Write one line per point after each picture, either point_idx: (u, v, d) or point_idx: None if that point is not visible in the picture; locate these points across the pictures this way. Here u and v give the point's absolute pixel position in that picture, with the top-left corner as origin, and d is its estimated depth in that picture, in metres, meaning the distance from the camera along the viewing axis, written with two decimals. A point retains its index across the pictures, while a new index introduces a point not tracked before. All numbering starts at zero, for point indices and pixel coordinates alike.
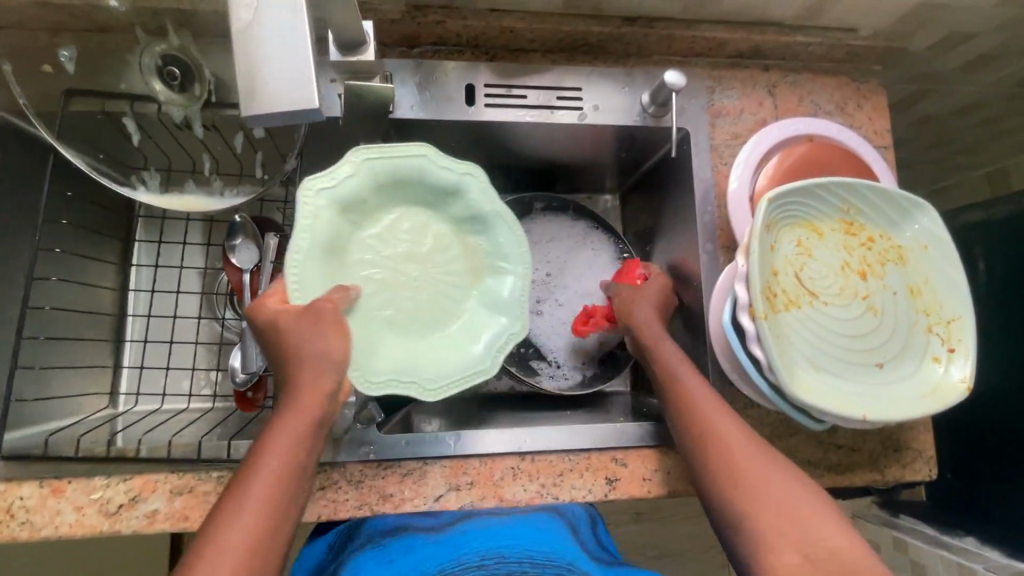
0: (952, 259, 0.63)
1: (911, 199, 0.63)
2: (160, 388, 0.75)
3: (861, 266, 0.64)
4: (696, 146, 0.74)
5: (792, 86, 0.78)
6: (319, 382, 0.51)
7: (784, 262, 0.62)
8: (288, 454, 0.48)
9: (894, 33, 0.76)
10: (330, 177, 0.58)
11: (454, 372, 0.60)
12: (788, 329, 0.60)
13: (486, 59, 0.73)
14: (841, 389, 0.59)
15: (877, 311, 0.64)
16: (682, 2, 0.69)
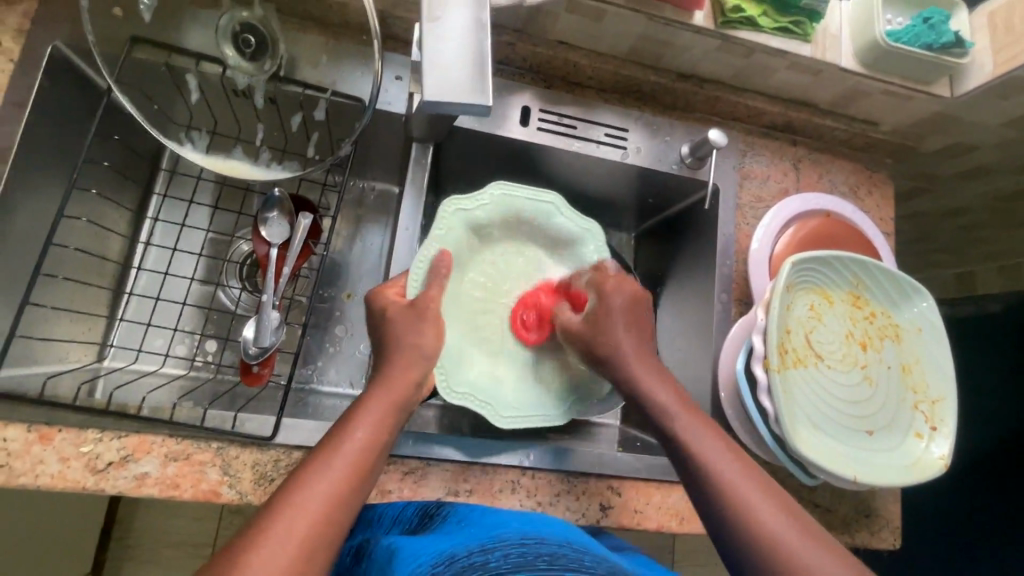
0: (942, 346, 0.69)
1: (914, 283, 0.69)
2: (159, 350, 0.73)
3: (863, 338, 0.69)
4: (724, 202, 0.79)
5: (814, 164, 0.84)
6: (407, 371, 0.55)
7: (797, 322, 0.66)
8: (374, 427, 0.51)
9: (909, 133, 0.84)
10: (470, 204, 0.69)
11: (528, 399, 0.68)
12: (795, 385, 0.64)
13: (544, 86, 0.77)
14: (835, 448, 0.63)
15: (872, 381, 0.68)
16: (734, 71, 0.74)
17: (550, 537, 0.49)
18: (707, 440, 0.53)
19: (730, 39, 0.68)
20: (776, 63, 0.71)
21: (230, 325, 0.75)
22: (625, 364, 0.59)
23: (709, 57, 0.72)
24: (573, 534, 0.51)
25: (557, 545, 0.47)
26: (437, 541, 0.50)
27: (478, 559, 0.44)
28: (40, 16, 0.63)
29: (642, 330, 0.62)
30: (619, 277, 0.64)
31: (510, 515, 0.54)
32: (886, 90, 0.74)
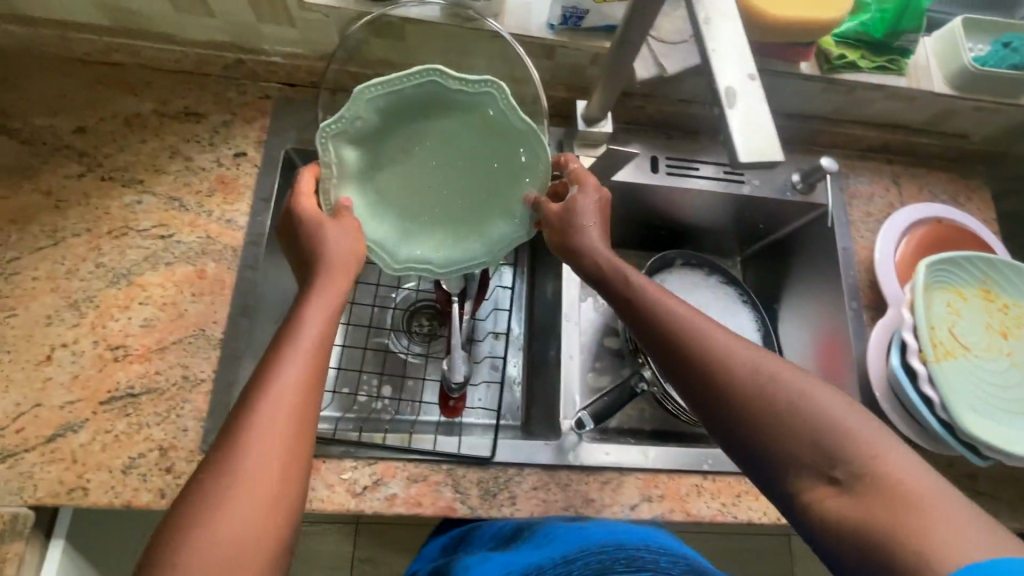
0: None
1: None
2: (353, 392, 0.85)
3: (1001, 327, 0.75)
4: (837, 221, 0.88)
5: (913, 178, 0.93)
6: (336, 283, 0.57)
7: (940, 318, 0.73)
8: (302, 356, 0.51)
9: (998, 141, 0.92)
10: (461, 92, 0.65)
11: (454, 255, 0.70)
12: (951, 374, 0.70)
13: (666, 137, 0.88)
14: (1003, 430, 0.68)
15: (1017, 367, 0.74)
16: (835, 105, 0.84)
17: (630, 542, 0.55)
18: (733, 357, 0.52)
19: (835, 81, 0.79)
20: (874, 95, 0.82)
21: (400, 366, 0.87)
22: (589, 263, 0.63)
23: (814, 98, 0.83)
24: (653, 539, 0.56)
25: (636, 549, 0.53)
26: (527, 553, 0.57)
27: (559, 566, 0.52)
28: (273, 128, 0.79)
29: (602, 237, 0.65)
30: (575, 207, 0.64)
31: (597, 527, 0.60)
32: (976, 107, 0.83)
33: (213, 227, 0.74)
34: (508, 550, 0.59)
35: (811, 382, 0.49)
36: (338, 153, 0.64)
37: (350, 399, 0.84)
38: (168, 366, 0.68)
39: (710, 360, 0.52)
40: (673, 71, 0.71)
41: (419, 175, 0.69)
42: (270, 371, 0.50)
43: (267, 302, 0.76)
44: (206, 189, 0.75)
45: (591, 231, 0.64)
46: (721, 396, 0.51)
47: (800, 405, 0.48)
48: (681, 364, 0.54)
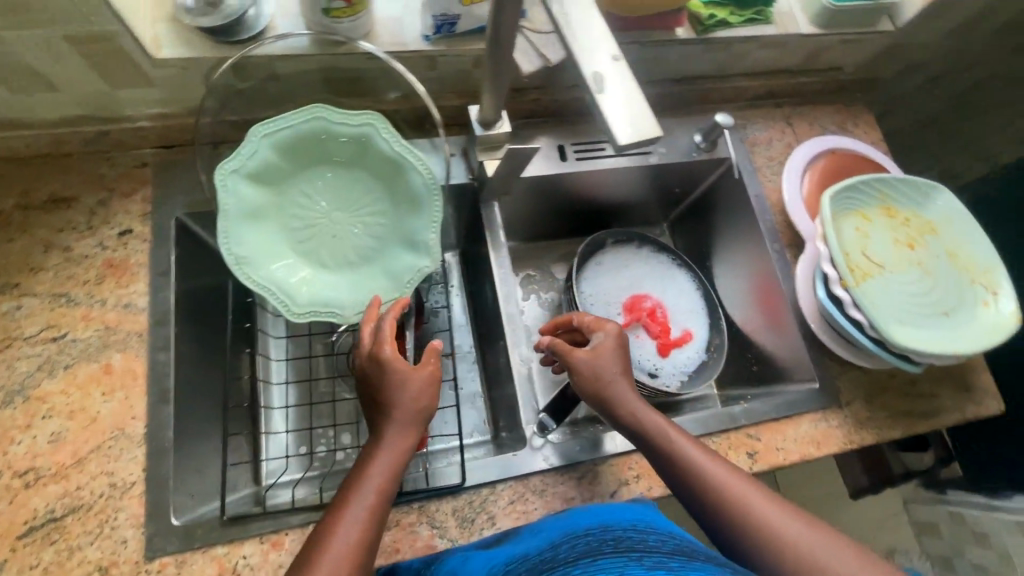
0: (976, 226, 0.80)
1: (928, 182, 0.81)
2: (302, 452, 0.80)
3: (908, 240, 0.80)
4: (743, 170, 0.92)
5: (802, 116, 0.98)
6: (399, 444, 0.59)
7: (852, 244, 0.77)
8: (365, 517, 0.54)
9: (867, 69, 0.98)
10: (339, 118, 0.69)
11: (360, 288, 0.75)
12: (874, 294, 0.74)
13: (566, 123, 0.89)
14: (931, 334, 0.72)
15: (931, 273, 0.78)
16: (717, 64, 0.87)
17: (616, 525, 0.55)
18: (751, 501, 0.59)
19: (711, 40, 0.81)
20: (750, 47, 0.85)
21: (355, 411, 0.83)
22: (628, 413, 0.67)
23: (696, 59, 0.85)
24: (639, 518, 0.57)
25: (621, 530, 0.54)
26: (512, 548, 0.59)
27: (546, 557, 0.52)
28: (157, 197, 0.73)
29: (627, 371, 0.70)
30: (596, 353, 0.69)
31: (583, 511, 0.61)
32: (841, 40, 0.88)
33: (112, 316, 0.68)
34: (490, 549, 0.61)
35: (824, 535, 0.57)
36: (236, 192, 0.68)
37: (299, 460, 0.79)
38: (90, 478, 0.61)
39: (730, 503, 0.59)
40: (557, 60, 0.73)
41: (318, 242, 0.75)
42: (337, 511, 0.54)
43: (190, 381, 0.70)
44: (94, 277, 0.69)
45: (617, 383, 0.68)
46: (749, 547, 0.58)
47: (819, 562, 0.55)
48: (712, 521, 0.60)
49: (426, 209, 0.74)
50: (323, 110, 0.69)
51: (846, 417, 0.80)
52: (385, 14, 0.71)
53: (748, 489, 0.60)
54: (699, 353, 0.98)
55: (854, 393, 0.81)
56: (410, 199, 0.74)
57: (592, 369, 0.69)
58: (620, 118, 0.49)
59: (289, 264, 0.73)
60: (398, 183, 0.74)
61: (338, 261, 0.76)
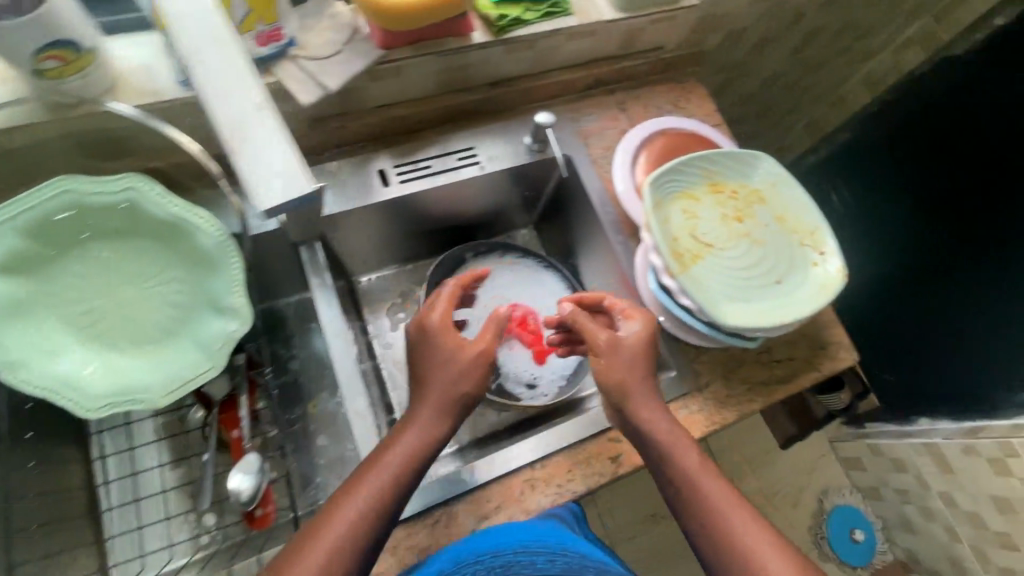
0: (797, 188, 0.81)
1: (747, 152, 0.81)
2: (157, 545, 0.75)
3: (736, 213, 0.80)
4: (579, 164, 0.89)
5: (635, 100, 0.96)
6: (417, 438, 0.65)
7: (680, 228, 0.76)
8: (348, 522, 0.58)
9: (690, 43, 0.97)
10: (98, 187, 0.64)
11: (169, 365, 0.67)
12: (703, 276, 0.73)
13: (386, 145, 0.84)
14: (761, 308, 0.73)
15: (760, 242, 0.79)
16: (529, 62, 0.84)
17: (509, 548, 0.58)
18: (714, 504, 0.63)
19: (510, 41, 0.77)
20: (557, 41, 0.82)
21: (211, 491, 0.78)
22: (638, 396, 0.68)
23: (504, 61, 0.81)
24: (543, 535, 0.60)
25: (513, 556, 0.56)
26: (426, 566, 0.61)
27: None
28: None
29: (640, 363, 0.70)
30: (638, 343, 0.70)
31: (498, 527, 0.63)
32: (650, 21, 0.86)
33: None
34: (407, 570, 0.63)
35: (766, 537, 0.61)
36: None
37: (154, 554, 0.74)
38: None
39: (703, 502, 0.64)
40: (339, 87, 0.68)
41: (108, 325, 0.67)
42: (329, 511, 0.59)
43: None
44: None
45: (636, 384, 0.69)
46: (711, 533, 0.62)
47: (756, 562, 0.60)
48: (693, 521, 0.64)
49: (225, 265, 0.67)
50: (74, 180, 0.63)
51: (707, 399, 0.79)
52: (131, 63, 0.65)
53: (729, 492, 0.64)
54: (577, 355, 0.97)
55: (712, 373, 0.81)
56: (202, 259, 0.68)
57: (611, 351, 0.70)
58: (269, 178, 0.50)
59: (71, 355, 0.64)
60: (188, 242, 0.68)
61: (138, 339, 0.68)
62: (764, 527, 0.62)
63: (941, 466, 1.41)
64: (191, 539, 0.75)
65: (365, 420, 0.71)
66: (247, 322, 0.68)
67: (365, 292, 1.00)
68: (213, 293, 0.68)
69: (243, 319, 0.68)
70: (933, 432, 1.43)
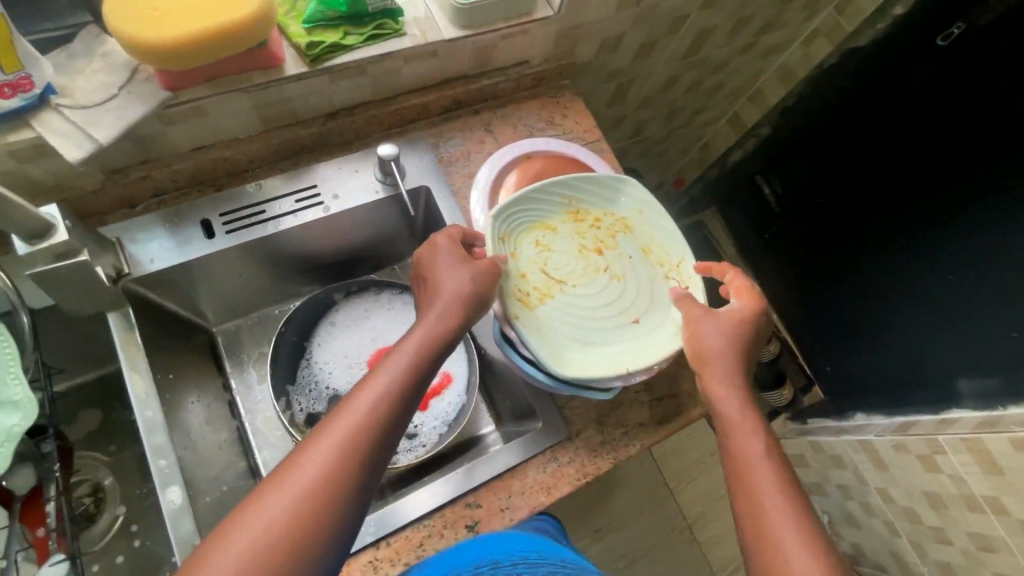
0: (663, 216, 0.74)
1: (611, 177, 0.74)
2: None
3: (596, 244, 0.74)
4: (439, 196, 0.82)
5: (504, 119, 0.89)
6: (377, 381, 0.53)
7: (528, 263, 0.70)
8: (356, 418, 0.50)
9: (560, 54, 0.90)
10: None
11: None
12: (548, 319, 0.68)
13: (212, 190, 0.75)
14: (606, 356, 0.68)
15: (620, 277, 0.73)
16: (369, 88, 0.76)
17: (507, 558, 0.57)
18: (759, 467, 0.57)
19: (332, 69, 0.69)
20: (394, 64, 0.74)
21: None
22: (715, 384, 0.62)
23: (334, 90, 0.73)
24: (531, 547, 0.60)
25: (511, 566, 0.55)
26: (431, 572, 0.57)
27: None
28: None
29: (738, 336, 0.64)
30: (735, 314, 0.64)
31: (485, 538, 0.61)
32: (502, 35, 0.79)
33: None
34: (468, 544, 0.61)
35: (795, 529, 0.53)
36: None
37: None
38: None
39: (747, 466, 0.57)
40: (113, 138, 0.60)
41: None
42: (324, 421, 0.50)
43: None
44: None
45: (727, 347, 0.63)
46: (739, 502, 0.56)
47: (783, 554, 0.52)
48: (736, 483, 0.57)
49: None
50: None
51: (578, 449, 0.73)
52: None
53: (766, 460, 0.57)
54: (461, 397, 0.89)
55: (585, 419, 0.75)
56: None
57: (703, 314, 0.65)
58: None
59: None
60: None
61: None
62: (797, 508, 0.54)
63: (877, 463, 1.27)
64: None
65: (179, 512, 0.63)
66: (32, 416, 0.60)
67: (224, 353, 0.87)
68: None
69: (31, 410, 0.60)
70: (868, 429, 1.33)
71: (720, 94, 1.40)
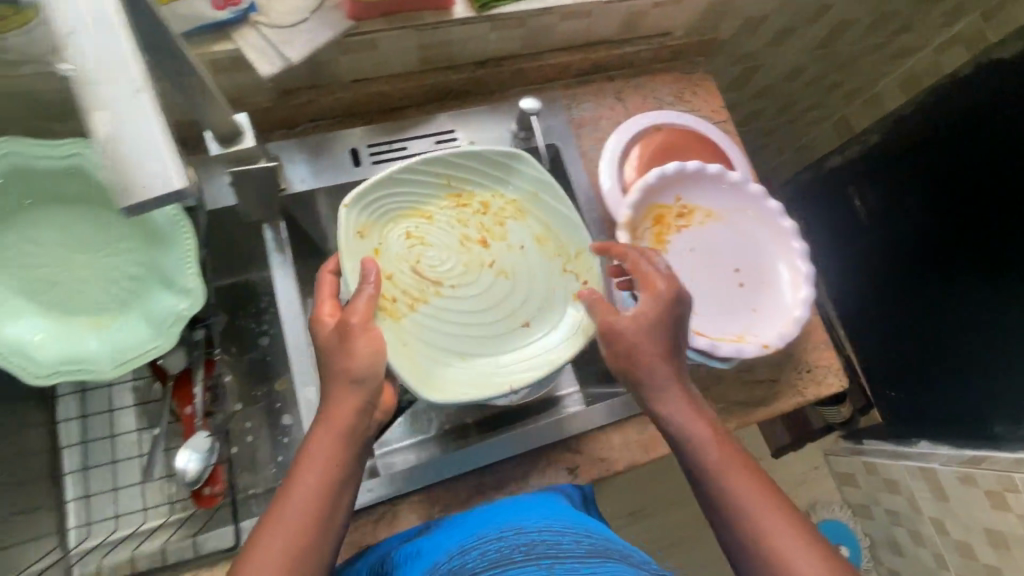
0: (559, 200, 0.72)
1: (503, 152, 0.71)
2: (107, 513, 0.76)
3: (479, 233, 0.73)
4: (568, 156, 0.84)
5: (635, 89, 0.90)
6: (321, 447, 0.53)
7: (395, 259, 0.69)
8: (323, 468, 0.52)
9: (703, 29, 0.90)
10: (43, 151, 0.60)
11: (122, 339, 0.66)
12: (427, 323, 0.68)
13: (365, 122, 0.81)
14: (478, 369, 0.67)
15: (506, 272, 0.72)
16: (520, 41, 0.78)
17: (529, 525, 0.52)
18: (748, 494, 0.53)
19: (495, 17, 0.72)
20: (550, 21, 0.76)
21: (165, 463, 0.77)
22: (670, 403, 0.58)
23: (491, 39, 0.76)
24: (555, 514, 0.55)
25: (534, 532, 0.50)
26: (435, 546, 0.55)
27: (458, 562, 0.49)
28: None
29: (660, 332, 0.59)
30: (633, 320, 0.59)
31: (493, 509, 0.57)
32: (656, 3, 0.79)
33: None
34: (468, 515, 0.58)
35: (804, 553, 0.50)
36: None
37: (120, 519, 0.75)
38: None
39: (723, 492, 0.54)
40: (301, 59, 0.64)
41: (60, 285, 0.66)
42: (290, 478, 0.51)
43: None
44: None
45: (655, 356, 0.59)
46: (733, 525, 0.53)
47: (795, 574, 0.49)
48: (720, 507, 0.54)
49: (180, 237, 0.65)
50: (18, 142, 0.59)
51: None
52: None
53: (762, 486, 0.54)
54: None
55: None
56: (157, 231, 0.66)
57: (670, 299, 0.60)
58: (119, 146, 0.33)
59: (19, 320, 0.64)
60: None
61: (93, 303, 0.66)
62: (804, 530, 0.52)
63: (935, 493, 1.26)
64: (137, 509, 0.75)
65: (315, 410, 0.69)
66: (197, 304, 0.66)
67: None
68: (166, 263, 0.66)
69: (198, 299, 0.66)
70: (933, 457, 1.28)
71: (836, 93, 1.36)
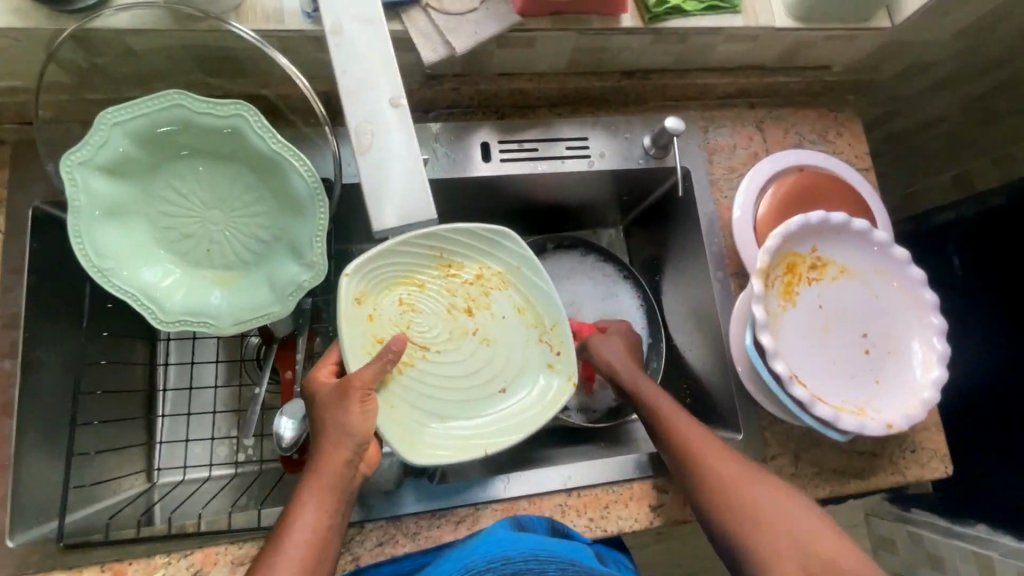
0: (539, 274, 0.68)
1: (485, 228, 0.66)
2: (182, 459, 0.76)
3: (466, 304, 0.69)
4: (698, 182, 0.80)
5: (777, 120, 0.84)
6: (321, 485, 0.53)
7: (387, 325, 0.65)
8: (321, 505, 0.53)
9: (863, 67, 0.84)
10: (205, 107, 0.60)
11: (243, 299, 0.67)
12: (401, 390, 0.65)
13: (496, 117, 0.78)
14: (466, 434, 0.66)
15: (489, 340, 0.70)
16: (675, 56, 0.75)
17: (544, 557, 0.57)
18: (780, 506, 0.60)
19: (661, 31, 0.68)
20: (712, 40, 0.72)
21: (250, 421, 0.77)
22: (684, 426, 0.66)
23: (647, 51, 0.72)
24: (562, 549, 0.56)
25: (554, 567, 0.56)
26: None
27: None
28: (15, 180, 0.65)
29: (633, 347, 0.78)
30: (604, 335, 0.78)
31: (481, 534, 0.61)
32: (827, 36, 0.74)
33: None
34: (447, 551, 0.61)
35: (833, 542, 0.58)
36: (88, 183, 0.60)
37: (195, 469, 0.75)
38: None
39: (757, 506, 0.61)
40: (463, 49, 0.62)
41: (194, 238, 0.67)
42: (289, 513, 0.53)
43: (49, 390, 0.65)
44: None
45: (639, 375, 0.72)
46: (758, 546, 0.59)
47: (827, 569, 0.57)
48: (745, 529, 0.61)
49: (313, 210, 0.64)
50: (186, 97, 0.60)
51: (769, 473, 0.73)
52: None
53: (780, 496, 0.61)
54: None
55: (782, 447, 0.74)
56: (293, 201, 0.65)
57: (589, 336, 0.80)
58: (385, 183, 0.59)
59: (156, 266, 0.65)
60: (277, 159, 0.63)
61: (222, 260, 0.68)
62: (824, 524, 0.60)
63: None
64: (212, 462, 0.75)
65: None
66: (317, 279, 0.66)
67: None
68: (296, 233, 0.66)
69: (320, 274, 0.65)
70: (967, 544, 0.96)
71: None
